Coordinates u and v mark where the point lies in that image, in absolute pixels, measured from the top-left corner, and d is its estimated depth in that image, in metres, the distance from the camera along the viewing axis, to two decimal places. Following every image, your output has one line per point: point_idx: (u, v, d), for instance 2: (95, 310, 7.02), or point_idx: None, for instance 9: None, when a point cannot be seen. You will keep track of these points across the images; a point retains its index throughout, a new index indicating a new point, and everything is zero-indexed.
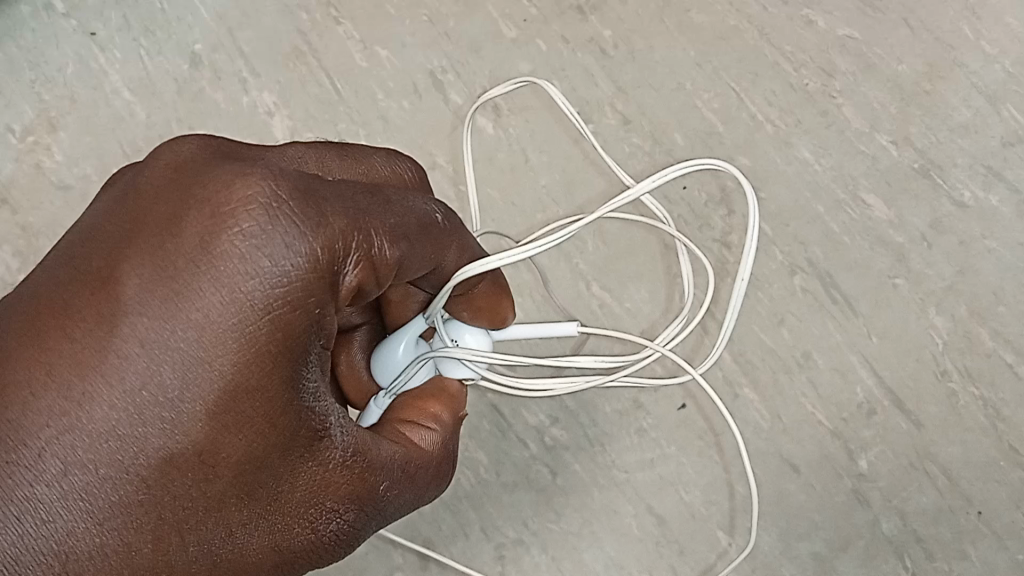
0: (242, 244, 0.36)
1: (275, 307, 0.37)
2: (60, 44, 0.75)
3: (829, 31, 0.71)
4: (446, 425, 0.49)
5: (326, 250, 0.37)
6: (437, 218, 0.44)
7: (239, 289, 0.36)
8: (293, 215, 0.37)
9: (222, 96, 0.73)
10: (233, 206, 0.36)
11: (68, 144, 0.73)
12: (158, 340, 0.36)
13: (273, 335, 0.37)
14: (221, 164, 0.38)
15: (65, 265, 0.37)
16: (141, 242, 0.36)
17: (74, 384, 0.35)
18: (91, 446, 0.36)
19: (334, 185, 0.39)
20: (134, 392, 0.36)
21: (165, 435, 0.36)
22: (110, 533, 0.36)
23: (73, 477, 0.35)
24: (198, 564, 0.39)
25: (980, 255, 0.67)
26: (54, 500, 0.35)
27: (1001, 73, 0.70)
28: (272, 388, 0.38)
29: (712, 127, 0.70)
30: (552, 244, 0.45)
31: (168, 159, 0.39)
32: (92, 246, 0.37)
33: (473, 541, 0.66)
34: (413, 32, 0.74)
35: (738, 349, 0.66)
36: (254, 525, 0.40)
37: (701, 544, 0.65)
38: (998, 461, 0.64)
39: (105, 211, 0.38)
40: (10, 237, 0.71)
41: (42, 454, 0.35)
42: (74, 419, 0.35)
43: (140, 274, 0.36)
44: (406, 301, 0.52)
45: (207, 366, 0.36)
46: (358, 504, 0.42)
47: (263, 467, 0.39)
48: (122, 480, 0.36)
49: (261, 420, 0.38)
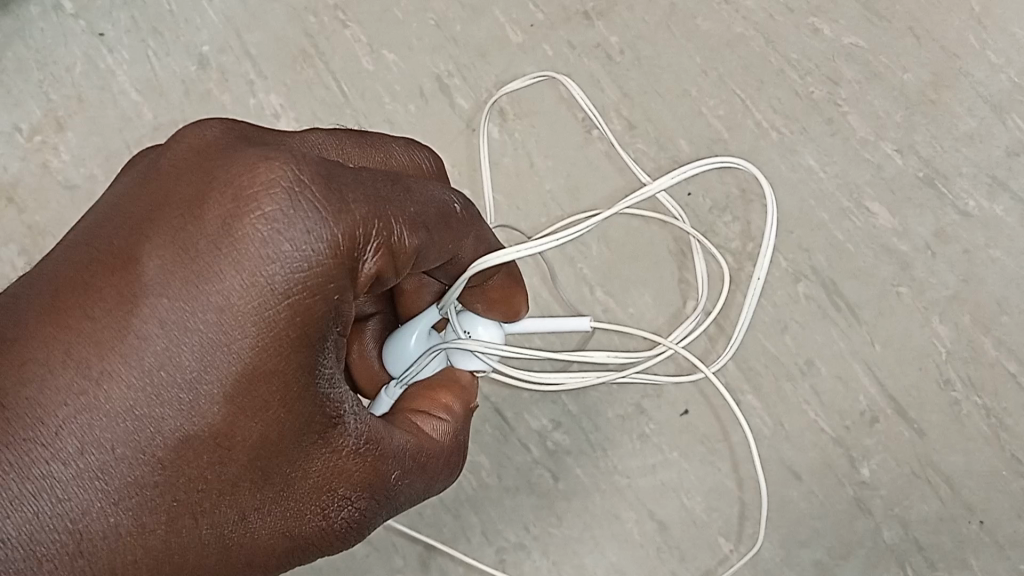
0: (264, 230, 0.36)
1: (295, 292, 0.37)
2: (68, 44, 0.75)
3: (835, 39, 0.71)
4: (457, 416, 0.49)
5: (347, 237, 0.38)
6: (456, 208, 0.44)
7: (259, 273, 0.36)
8: (315, 200, 0.37)
9: (230, 98, 0.74)
10: (255, 190, 0.36)
11: (75, 144, 0.73)
12: (178, 321, 0.36)
13: (292, 320, 0.37)
14: (244, 148, 0.38)
15: (86, 245, 0.37)
16: (163, 223, 0.36)
17: (93, 363, 0.36)
18: (108, 426, 0.36)
19: (356, 172, 0.39)
20: (152, 373, 0.36)
21: (182, 417, 0.36)
22: (125, 513, 0.36)
23: (89, 456, 0.36)
24: (209, 547, 0.39)
25: (984, 264, 0.67)
26: (70, 478, 0.36)
27: (1007, 83, 0.70)
28: (289, 373, 0.38)
29: (717, 133, 0.70)
30: (571, 237, 0.45)
31: (191, 142, 0.39)
32: (113, 225, 0.37)
33: (474, 544, 0.66)
34: (420, 36, 0.74)
35: (741, 356, 0.67)
36: (267, 510, 0.40)
37: (702, 551, 0.65)
38: (1000, 470, 0.64)
39: (126, 191, 0.38)
40: (16, 235, 0.72)
41: (59, 433, 0.35)
42: (92, 398, 0.36)
43: (160, 256, 0.36)
44: (420, 292, 0.52)
45: (226, 349, 0.36)
46: (370, 492, 0.42)
47: (277, 452, 0.39)
48: (138, 460, 0.36)
49: (278, 406, 0.38)
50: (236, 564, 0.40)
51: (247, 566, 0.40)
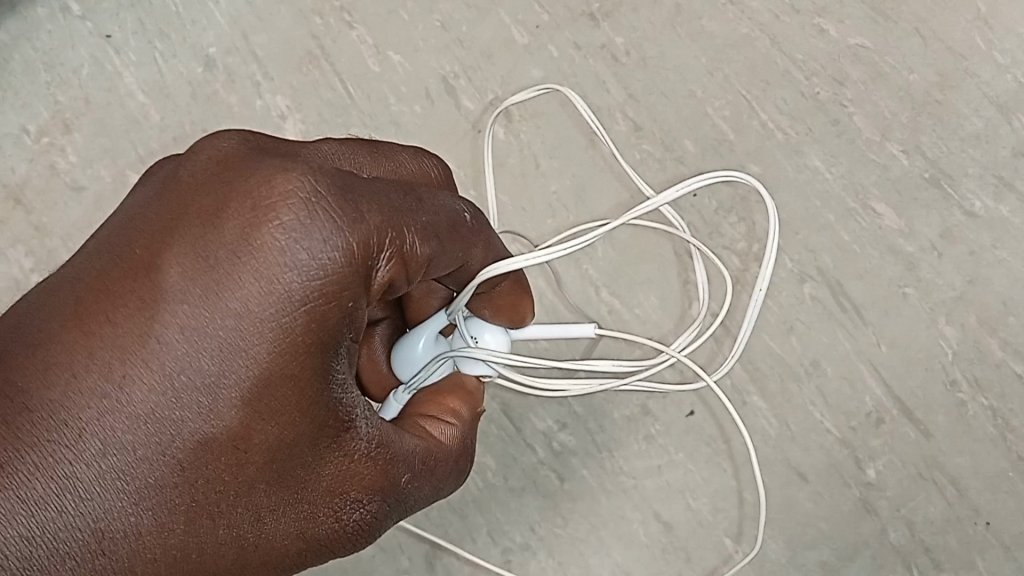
0: (281, 238, 0.36)
1: (311, 299, 0.37)
2: (76, 46, 0.75)
3: (841, 39, 0.71)
4: (465, 421, 0.49)
5: (361, 246, 0.38)
6: (465, 217, 0.44)
7: (276, 281, 0.36)
8: (331, 210, 0.37)
9: (236, 99, 0.74)
10: (274, 200, 0.36)
11: (82, 146, 0.74)
12: (198, 327, 0.36)
13: (307, 327, 0.37)
14: (262, 159, 0.38)
15: (108, 251, 0.38)
16: (183, 232, 0.37)
17: (114, 368, 0.36)
18: (130, 428, 0.36)
19: (370, 182, 0.40)
20: (172, 377, 0.36)
21: (201, 420, 0.37)
22: (145, 513, 0.37)
23: (112, 457, 0.36)
24: (226, 547, 0.39)
25: (990, 265, 0.67)
26: (93, 478, 0.36)
27: (1013, 83, 0.70)
28: (305, 379, 0.38)
29: (722, 134, 0.70)
30: (577, 247, 0.46)
31: (209, 154, 0.39)
32: (134, 233, 0.38)
33: (481, 545, 0.66)
34: (426, 38, 0.74)
35: (747, 358, 0.67)
36: (282, 511, 0.40)
37: (708, 551, 0.65)
38: (1007, 471, 0.64)
39: (146, 201, 0.39)
40: (24, 237, 0.72)
41: (83, 434, 0.36)
42: (114, 401, 0.36)
43: (180, 264, 0.36)
44: (428, 298, 0.52)
45: (243, 355, 0.37)
46: (381, 495, 0.43)
47: (292, 455, 0.39)
48: (159, 462, 0.37)
49: (293, 410, 0.38)
50: (251, 564, 0.40)
51: (262, 566, 0.41)
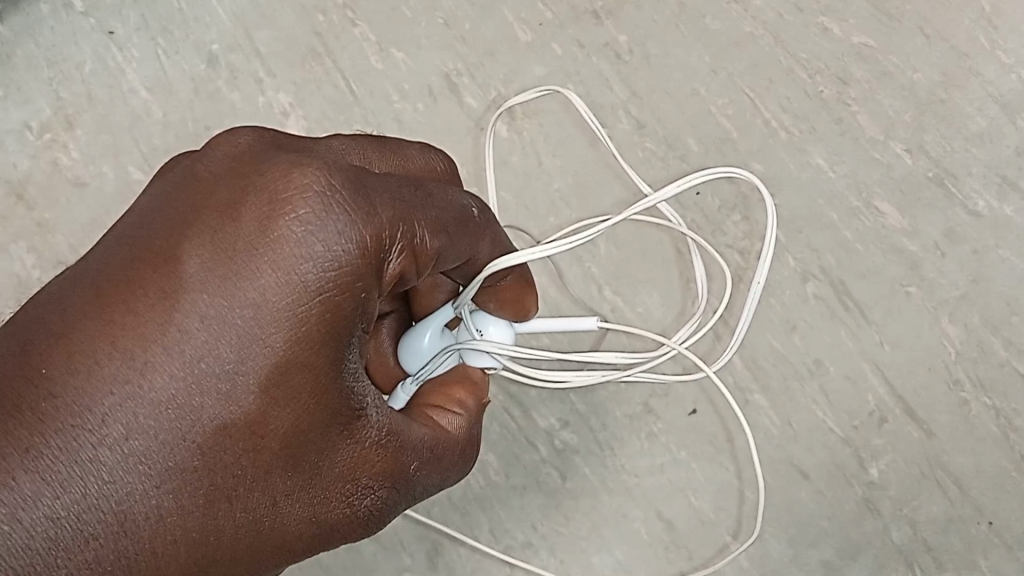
0: (299, 230, 0.37)
1: (326, 290, 0.37)
2: (78, 42, 0.75)
3: (845, 39, 0.71)
4: (471, 411, 0.49)
5: (375, 238, 0.38)
6: (473, 213, 0.44)
7: (294, 271, 0.37)
8: (346, 204, 0.37)
9: (239, 96, 0.74)
10: (291, 194, 0.37)
11: (85, 142, 0.74)
12: (218, 315, 0.36)
13: (322, 316, 0.37)
14: (278, 154, 0.39)
15: (127, 242, 0.38)
16: (203, 223, 0.37)
17: (136, 354, 0.36)
18: (152, 413, 0.36)
19: (382, 177, 0.40)
20: (193, 364, 0.36)
21: (221, 407, 0.37)
22: (166, 495, 0.36)
23: (133, 441, 0.36)
24: (242, 530, 0.39)
25: (993, 264, 0.67)
26: (115, 462, 0.35)
27: (1017, 83, 0.69)
28: (320, 367, 0.38)
29: (726, 133, 0.70)
30: (580, 241, 0.47)
31: (226, 150, 0.39)
32: (154, 224, 0.38)
33: (482, 543, 0.66)
34: (429, 35, 0.74)
35: (750, 356, 0.66)
36: (297, 496, 0.40)
37: (710, 550, 0.65)
38: (1009, 472, 0.64)
39: (164, 195, 0.39)
40: (27, 233, 0.72)
41: (105, 419, 0.35)
42: (136, 387, 0.36)
43: (200, 254, 0.36)
44: (433, 291, 0.53)
45: (261, 343, 0.37)
46: (392, 482, 0.43)
47: (307, 441, 0.39)
48: (179, 446, 0.36)
49: (308, 398, 0.38)
50: (266, 549, 0.40)
51: (275, 550, 0.40)
